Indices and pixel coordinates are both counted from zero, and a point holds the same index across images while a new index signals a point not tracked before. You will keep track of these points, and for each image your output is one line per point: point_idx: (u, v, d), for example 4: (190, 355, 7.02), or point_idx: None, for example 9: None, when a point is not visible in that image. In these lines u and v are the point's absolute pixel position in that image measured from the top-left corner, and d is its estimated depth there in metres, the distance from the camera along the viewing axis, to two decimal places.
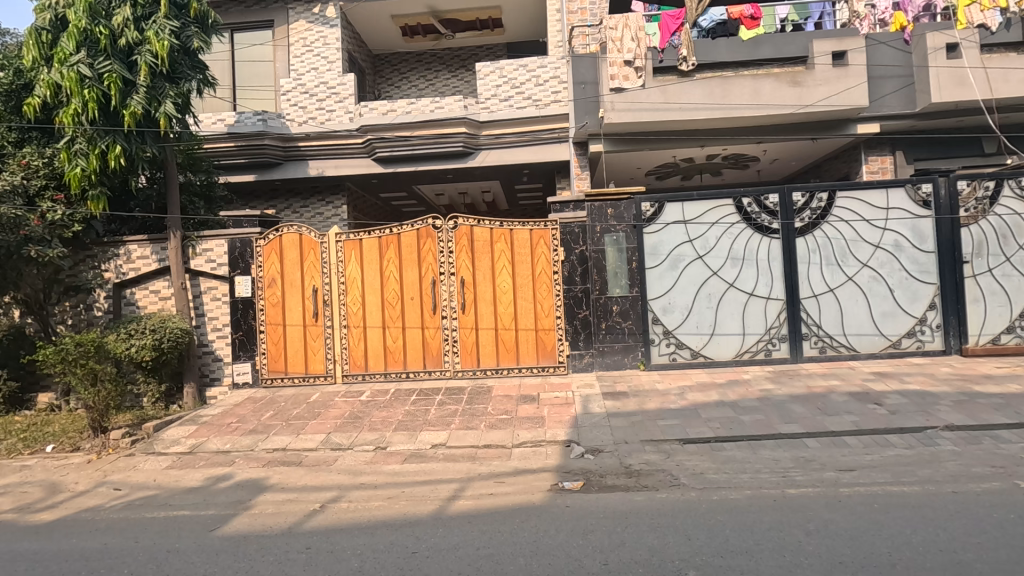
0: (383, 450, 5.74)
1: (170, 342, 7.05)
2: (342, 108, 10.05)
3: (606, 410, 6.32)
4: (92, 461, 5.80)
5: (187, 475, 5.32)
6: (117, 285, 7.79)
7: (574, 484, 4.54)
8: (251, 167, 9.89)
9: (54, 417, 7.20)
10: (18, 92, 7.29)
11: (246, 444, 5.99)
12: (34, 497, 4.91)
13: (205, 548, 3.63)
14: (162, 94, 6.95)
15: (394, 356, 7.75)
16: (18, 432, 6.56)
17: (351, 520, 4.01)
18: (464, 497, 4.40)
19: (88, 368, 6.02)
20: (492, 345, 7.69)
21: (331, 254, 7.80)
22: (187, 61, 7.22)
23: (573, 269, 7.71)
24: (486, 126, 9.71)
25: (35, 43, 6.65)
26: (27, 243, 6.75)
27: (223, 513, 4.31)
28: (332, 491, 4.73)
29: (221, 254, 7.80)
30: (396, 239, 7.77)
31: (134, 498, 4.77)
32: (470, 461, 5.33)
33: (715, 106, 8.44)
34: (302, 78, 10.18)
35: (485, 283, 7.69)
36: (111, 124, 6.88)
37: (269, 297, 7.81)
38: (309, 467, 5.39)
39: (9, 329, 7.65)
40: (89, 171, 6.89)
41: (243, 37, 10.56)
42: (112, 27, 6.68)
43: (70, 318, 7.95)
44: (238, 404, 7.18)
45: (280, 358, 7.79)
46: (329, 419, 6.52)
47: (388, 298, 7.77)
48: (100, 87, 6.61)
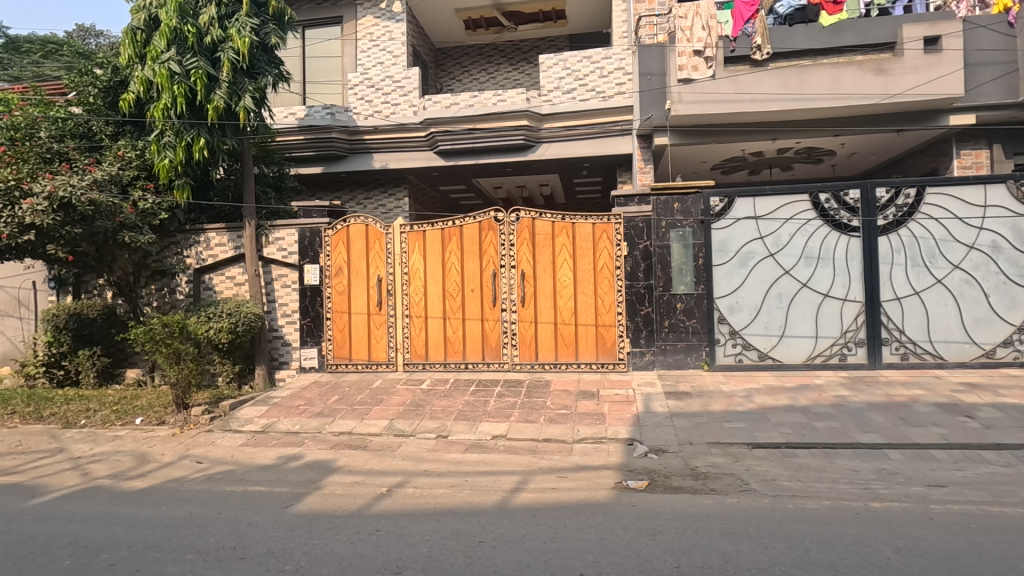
0: (445, 438, 5.83)
1: (244, 325, 7.41)
2: (406, 102, 10.20)
3: (669, 410, 6.17)
4: (175, 435, 6.19)
5: (261, 454, 5.58)
6: (197, 271, 8.27)
7: (638, 483, 4.45)
8: (318, 159, 10.21)
9: (141, 392, 7.73)
10: (115, 88, 7.83)
11: (313, 427, 6.22)
12: (126, 465, 5.28)
13: (282, 524, 3.79)
14: (242, 88, 7.27)
15: (454, 347, 7.84)
16: (111, 404, 7.08)
17: (417, 506, 4.09)
18: (527, 490, 4.40)
19: (172, 347, 6.42)
20: (551, 340, 7.66)
21: (395, 244, 7.97)
22: (264, 57, 7.54)
23: (636, 265, 7.55)
24: (548, 118, 9.63)
25: (130, 41, 7.10)
26: (122, 229, 7.28)
27: (296, 492, 4.49)
28: (397, 476, 4.85)
29: (292, 243, 8.12)
30: (459, 231, 7.85)
31: (214, 472, 5.05)
32: (531, 454, 5.34)
33: (791, 97, 8.04)
34: (369, 73, 10.41)
35: (545, 276, 7.65)
36: (196, 117, 7.27)
37: (336, 285, 8.06)
38: (374, 451, 5.54)
39: (102, 309, 8.26)
40: (175, 162, 7.32)
41: (314, 34, 10.93)
42: (199, 26, 7.04)
43: (156, 300, 8.50)
44: (306, 388, 7.47)
45: (345, 345, 8.03)
46: (392, 405, 6.68)
47: (449, 289, 7.87)
48: (187, 83, 6.99)
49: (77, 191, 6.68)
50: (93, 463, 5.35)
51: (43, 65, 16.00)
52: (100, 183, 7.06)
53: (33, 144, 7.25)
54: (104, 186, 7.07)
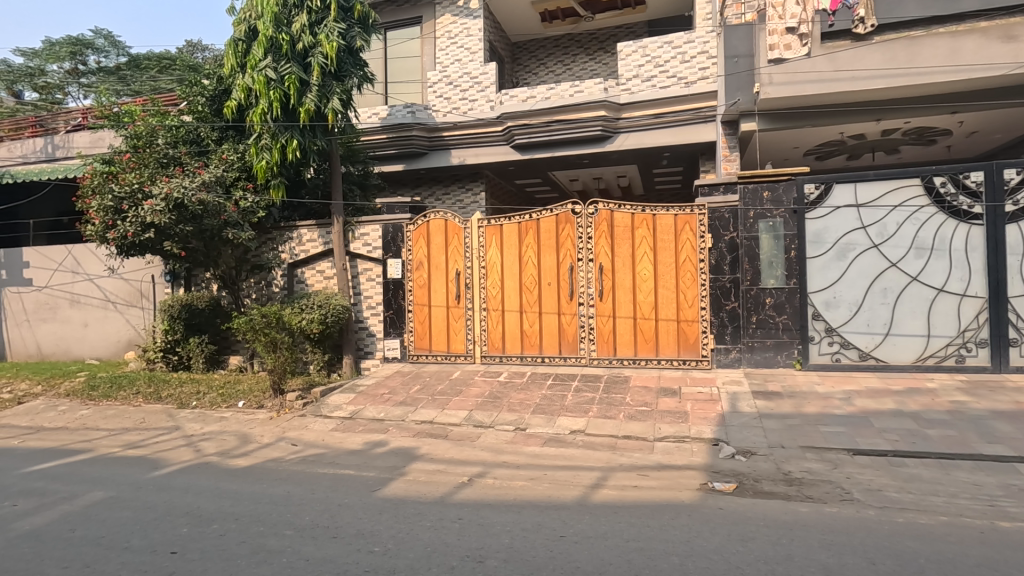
0: (523, 431, 5.86)
1: (333, 317, 7.80)
2: (484, 97, 10.29)
3: (757, 411, 5.84)
4: (273, 418, 6.65)
5: (350, 439, 5.86)
6: (290, 265, 8.81)
7: (725, 486, 4.25)
8: (400, 157, 10.54)
9: (243, 377, 8.37)
10: (219, 96, 8.50)
11: (396, 414, 6.47)
12: (231, 444, 5.74)
13: (370, 507, 3.96)
14: (330, 91, 7.64)
15: (531, 340, 7.86)
16: (217, 387, 7.72)
17: (498, 496, 4.14)
18: (607, 486, 4.32)
19: (269, 336, 6.90)
20: (630, 335, 7.48)
21: (473, 238, 8.09)
22: (350, 60, 7.86)
23: (721, 258, 7.19)
24: (627, 108, 9.36)
25: (232, 52, 7.67)
26: (226, 227, 7.91)
27: (382, 477, 4.68)
28: (477, 466, 4.93)
29: (376, 238, 8.44)
30: (536, 224, 7.84)
31: (307, 454, 5.36)
32: (610, 450, 5.26)
33: (899, 72, 7.32)
34: (447, 70, 10.59)
35: (624, 270, 7.49)
36: (290, 120, 7.72)
37: (416, 279, 8.31)
38: (454, 441, 5.66)
39: (209, 301, 9.01)
40: (272, 163, 7.83)
41: (395, 36, 11.29)
42: (292, 33, 7.44)
43: (255, 292, 9.15)
44: (389, 377, 7.76)
45: (425, 336, 8.26)
46: (470, 396, 6.80)
47: (526, 283, 7.88)
48: (282, 88, 7.44)
49: (188, 192, 7.32)
50: (203, 441, 5.86)
51: (159, 79, 17.75)
52: (208, 184, 7.68)
53: (152, 150, 8.01)
54: (211, 187, 7.70)
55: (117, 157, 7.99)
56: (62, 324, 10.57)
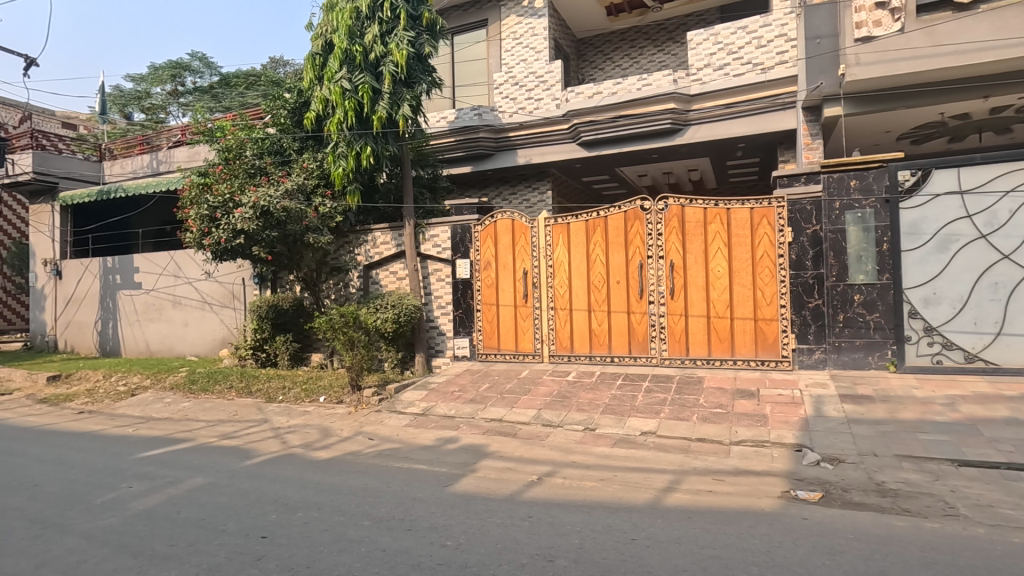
0: (592, 431, 5.81)
1: (406, 316, 8.07)
2: (549, 96, 10.28)
3: (845, 416, 5.46)
4: (352, 413, 6.97)
5: (422, 435, 6.04)
6: (366, 267, 9.21)
7: (809, 494, 4.01)
8: (468, 159, 10.71)
9: (323, 373, 8.83)
10: (300, 108, 9.01)
11: (467, 412, 6.60)
12: (313, 437, 6.08)
13: (443, 501, 4.06)
14: (400, 98, 7.91)
15: (599, 340, 7.76)
16: (301, 382, 8.18)
17: (567, 496, 4.13)
18: (681, 490, 4.20)
19: (348, 335, 7.24)
20: (704, 334, 7.22)
21: (541, 237, 8.11)
22: (420, 66, 8.09)
23: (802, 253, 6.80)
24: (697, 99, 9.03)
25: (311, 66, 8.10)
26: (307, 231, 8.37)
27: (453, 473, 4.79)
28: (546, 465, 4.93)
29: (445, 240, 8.64)
30: (603, 222, 7.76)
31: (383, 448, 5.59)
32: (684, 453, 5.10)
33: (1010, 42, 6.63)
34: (513, 71, 10.67)
35: (696, 267, 7.25)
36: (364, 128, 8.06)
37: (485, 279, 8.42)
38: (523, 440, 5.69)
39: (293, 301, 9.58)
40: (347, 170, 8.21)
41: (462, 40, 11.50)
42: (365, 44, 7.75)
43: (334, 293, 9.60)
44: (459, 375, 7.91)
45: (494, 335, 8.35)
46: (539, 396, 6.80)
47: (594, 282, 7.81)
48: (356, 97, 7.77)
49: (273, 200, 7.83)
50: (289, 434, 6.24)
51: (247, 95, 19.08)
52: (290, 192, 8.17)
53: (241, 162, 8.62)
54: (293, 195, 8.19)
55: (211, 169, 8.65)
56: (167, 324, 11.61)
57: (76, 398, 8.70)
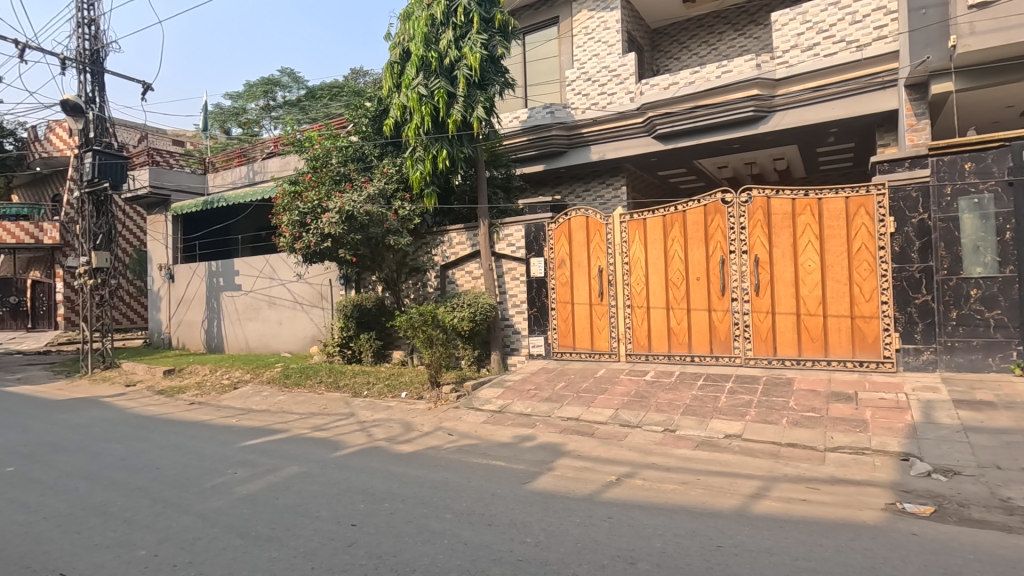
0: (672, 432, 5.63)
1: (482, 315, 8.20)
2: (623, 90, 10.08)
3: (961, 423, 4.95)
4: (431, 409, 7.19)
5: (500, 432, 6.12)
6: (443, 267, 9.47)
7: (919, 508, 3.67)
8: (540, 157, 10.72)
9: (404, 370, 9.17)
10: (380, 116, 9.43)
11: (544, 410, 6.61)
12: (396, 431, 6.33)
13: (522, 498, 4.09)
14: (474, 100, 8.05)
15: (678, 338, 7.52)
16: (383, 378, 8.54)
17: (648, 498, 4.03)
18: (770, 497, 3.98)
19: (426, 333, 7.47)
20: (793, 333, 6.81)
21: (616, 234, 7.99)
22: (493, 68, 8.19)
23: (907, 244, 6.24)
24: (783, 83, 8.50)
25: (390, 74, 8.42)
26: (388, 233, 8.72)
27: (532, 470, 4.82)
28: (625, 466, 4.84)
29: (519, 239, 8.69)
30: (681, 217, 7.53)
31: (462, 444, 5.72)
32: (773, 458, 4.83)
33: None
34: (585, 66, 10.56)
35: (784, 262, 6.86)
36: (440, 132, 8.27)
37: (559, 277, 8.39)
38: (601, 440, 5.63)
39: (376, 301, 10.03)
40: (425, 173, 8.47)
41: (533, 39, 11.56)
42: (440, 50, 7.94)
43: (413, 293, 9.94)
44: (535, 373, 7.92)
45: (569, 334, 8.30)
46: (616, 395, 6.69)
47: (673, 279, 7.59)
48: (433, 102, 8.00)
49: (357, 205, 8.22)
50: (374, 427, 6.54)
51: (331, 106, 20.19)
52: (372, 197, 8.54)
53: (327, 170, 9.13)
54: (375, 199, 8.55)
55: (301, 178, 9.22)
56: (263, 322, 12.52)
57: (187, 390, 9.60)
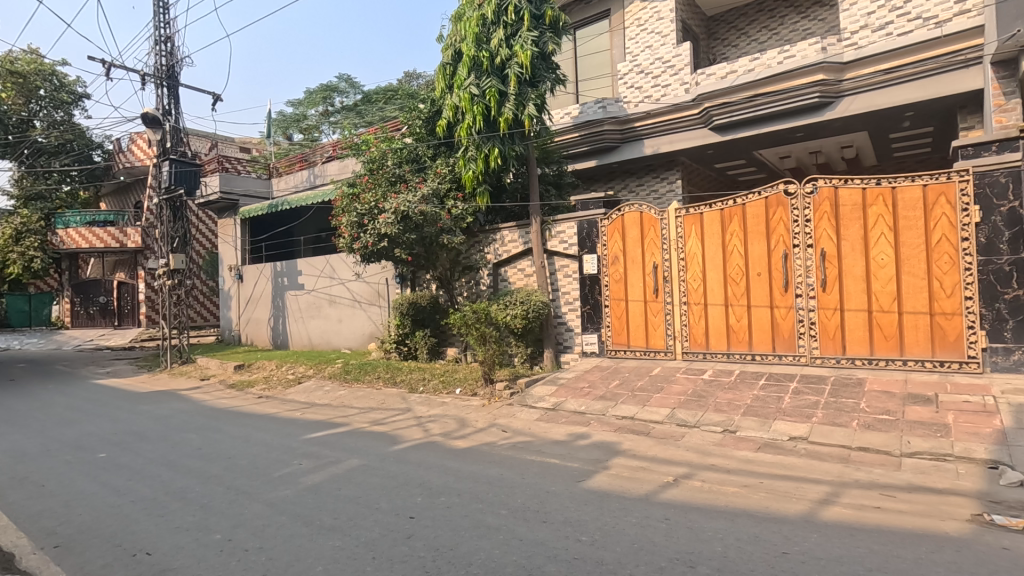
0: (733, 434, 5.45)
1: (535, 312, 8.19)
2: (677, 81, 9.78)
3: None
4: (485, 405, 7.27)
5: (554, 429, 6.11)
6: (495, 265, 9.53)
7: (1011, 520, 3.38)
8: (593, 153, 10.61)
9: (458, 367, 9.30)
10: (432, 117, 9.57)
11: (598, 409, 6.54)
12: (451, 426, 6.44)
13: (576, 497, 4.07)
14: (526, 98, 8.05)
15: (738, 336, 7.27)
16: (438, 374, 8.69)
17: (707, 501, 3.92)
18: (840, 504, 3.77)
19: (479, 331, 7.54)
20: (864, 330, 6.44)
21: (671, 229, 7.80)
22: (543, 65, 8.17)
23: (995, 235, 5.76)
24: (852, 66, 8.05)
25: (442, 76, 8.55)
26: (441, 233, 8.87)
27: (586, 468, 4.78)
28: (683, 467, 4.72)
29: (572, 236, 8.62)
30: (741, 210, 7.28)
31: (516, 440, 5.75)
32: (842, 463, 4.59)
33: None
34: (638, 59, 10.35)
35: (854, 256, 6.50)
36: (492, 131, 8.32)
37: (613, 274, 8.27)
38: (657, 439, 5.52)
39: (430, 299, 10.22)
40: (477, 172, 8.55)
41: (584, 33, 11.44)
42: (491, 49, 8.00)
43: (466, 291, 10.07)
44: (588, 371, 7.85)
45: (623, 331, 8.16)
46: (673, 394, 6.54)
47: (732, 275, 7.35)
48: (484, 102, 8.06)
49: (412, 205, 8.41)
50: (430, 423, 6.68)
51: (386, 109, 20.75)
52: (426, 197, 8.71)
53: (384, 171, 9.38)
54: (429, 199, 8.71)
55: (358, 180, 9.52)
56: (324, 320, 13.02)
57: (256, 384, 10.12)
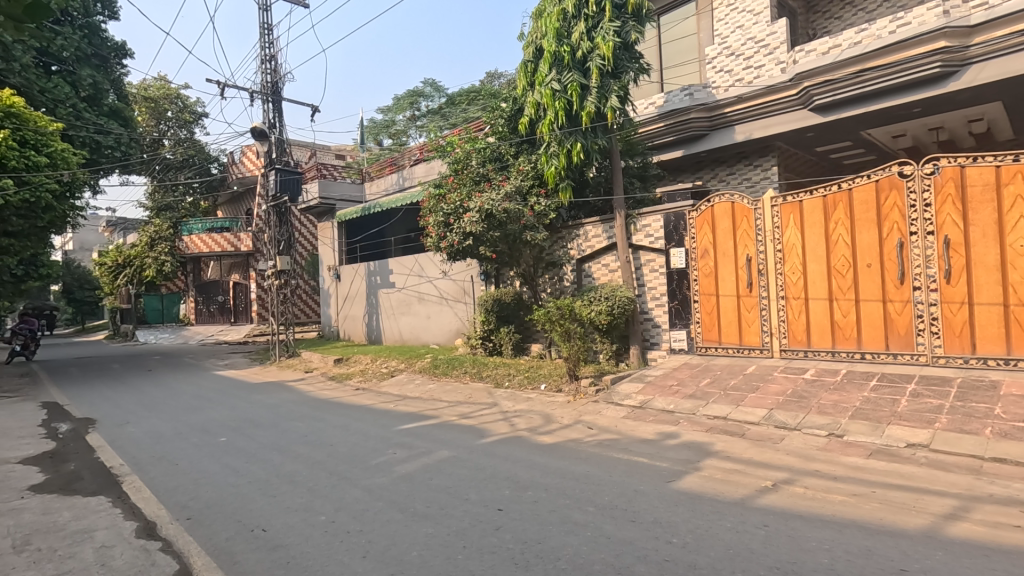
0: (839, 438, 5.05)
1: (620, 308, 8.02)
2: (772, 60, 9.31)
3: None
4: (571, 402, 7.25)
5: (642, 428, 5.98)
6: (579, 260, 9.46)
7: None
8: (679, 143, 10.21)
9: (543, 363, 9.34)
10: (514, 115, 9.64)
11: (687, 408, 6.32)
12: (537, 422, 6.49)
13: (666, 497, 3.96)
14: (608, 90, 7.90)
15: (845, 333, 6.72)
16: (523, 370, 8.78)
17: (810, 508, 3.67)
18: (970, 520, 3.39)
19: (564, 327, 7.52)
20: (998, 327, 5.73)
21: (767, 219, 7.36)
22: (627, 55, 7.98)
23: None
24: (981, 29, 7.14)
25: (523, 74, 8.60)
26: (525, 230, 8.94)
27: (676, 469, 4.63)
28: (783, 471, 4.44)
29: (658, 229, 8.34)
30: (847, 196, 6.74)
31: (602, 438, 5.68)
32: (972, 474, 4.12)
33: None
34: (727, 40, 9.86)
35: (985, 243, 5.81)
36: (574, 126, 8.28)
37: (703, 268, 7.93)
38: (753, 441, 5.24)
39: (514, 295, 10.35)
40: (560, 168, 8.51)
41: (668, 19, 11.04)
42: (573, 43, 7.93)
43: (550, 287, 10.09)
44: (677, 368, 7.59)
45: (714, 328, 7.80)
46: (770, 394, 6.17)
47: (837, 267, 6.81)
48: (566, 97, 8.02)
49: (496, 203, 8.56)
50: (516, 417, 6.78)
51: (469, 110, 21.22)
52: (509, 194, 8.82)
53: (469, 171, 9.61)
54: (512, 197, 8.82)
55: (444, 180, 9.82)
56: (414, 317, 13.56)
57: (353, 377, 10.79)
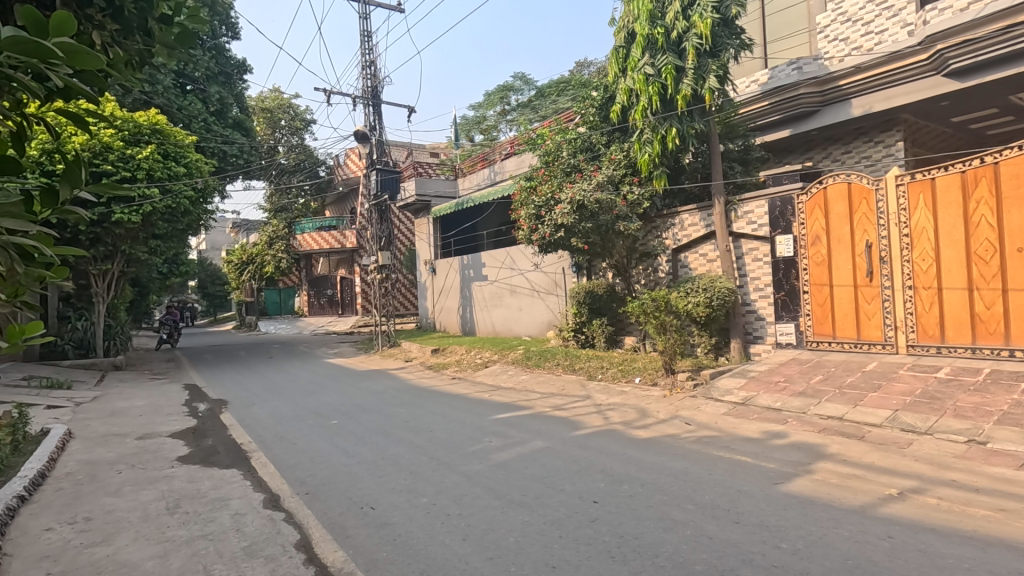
0: (981, 445, 4.48)
1: (720, 300, 7.62)
2: (897, 23, 8.41)
3: None
4: (667, 396, 7.03)
5: (745, 426, 5.66)
6: (674, 250, 9.11)
7: None
8: (786, 121, 9.49)
9: (637, 356, 9.14)
10: (606, 104, 9.46)
11: (796, 406, 5.89)
12: (632, 416, 6.36)
13: (774, 500, 3.73)
14: (706, 70, 7.53)
15: (988, 327, 5.96)
16: (617, 363, 8.64)
17: (945, 522, 3.29)
18: None
19: (659, 319, 7.28)
20: None
21: (891, 200, 6.64)
22: (726, 32, 7.54)
23: None
24: None
25: (615, 60, 8.40)
26: (617, 220, 8.78)
27: (785, 470, 4.34)
28: (912, 480, 4.01)
29: (762, 215, 7.82)
30: (993, 170, 5.96)
31: (702, 435, 5.46)
32: None
33: None
34: (843, 5, 9.07)
35: None
36: (669, 110, 7.97)
37: (814, 256, 7.32)
38: (875, 444, 4.78)
39: (606, 287, 10.20)
40: (653, 156, 8.17)
41: None
42: (667, 24, 7.60)
43: (644, 278, 9.81)
44: (784, 364, 7.10)
45: (827, 321, 7.21)
46: (895, 394, 5.59)
47: (979, 252, 6.04)
48: (660, 81, 7.72)
49: (588, 194, 8.45)
50: (610, 411, 6.69)
51: (558, 101, 21.09)
52: (601, 184, 8.65)
53: (560, 163, 9.55)
54: (604, 186, 8.65)
55: (535, 173, 9.83)
56: (506, 309, 13.79)
57: (449, 367, 11.20)
